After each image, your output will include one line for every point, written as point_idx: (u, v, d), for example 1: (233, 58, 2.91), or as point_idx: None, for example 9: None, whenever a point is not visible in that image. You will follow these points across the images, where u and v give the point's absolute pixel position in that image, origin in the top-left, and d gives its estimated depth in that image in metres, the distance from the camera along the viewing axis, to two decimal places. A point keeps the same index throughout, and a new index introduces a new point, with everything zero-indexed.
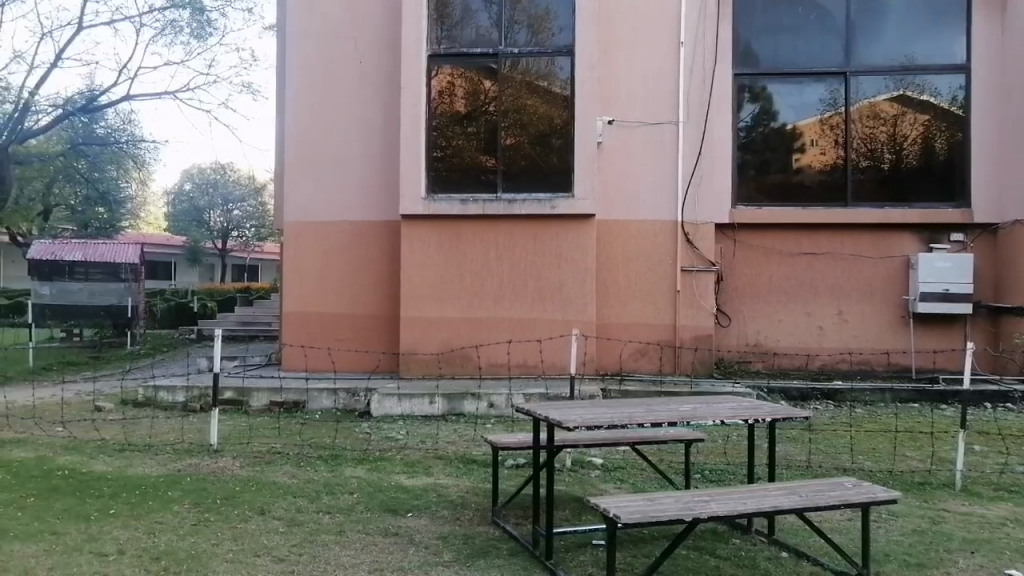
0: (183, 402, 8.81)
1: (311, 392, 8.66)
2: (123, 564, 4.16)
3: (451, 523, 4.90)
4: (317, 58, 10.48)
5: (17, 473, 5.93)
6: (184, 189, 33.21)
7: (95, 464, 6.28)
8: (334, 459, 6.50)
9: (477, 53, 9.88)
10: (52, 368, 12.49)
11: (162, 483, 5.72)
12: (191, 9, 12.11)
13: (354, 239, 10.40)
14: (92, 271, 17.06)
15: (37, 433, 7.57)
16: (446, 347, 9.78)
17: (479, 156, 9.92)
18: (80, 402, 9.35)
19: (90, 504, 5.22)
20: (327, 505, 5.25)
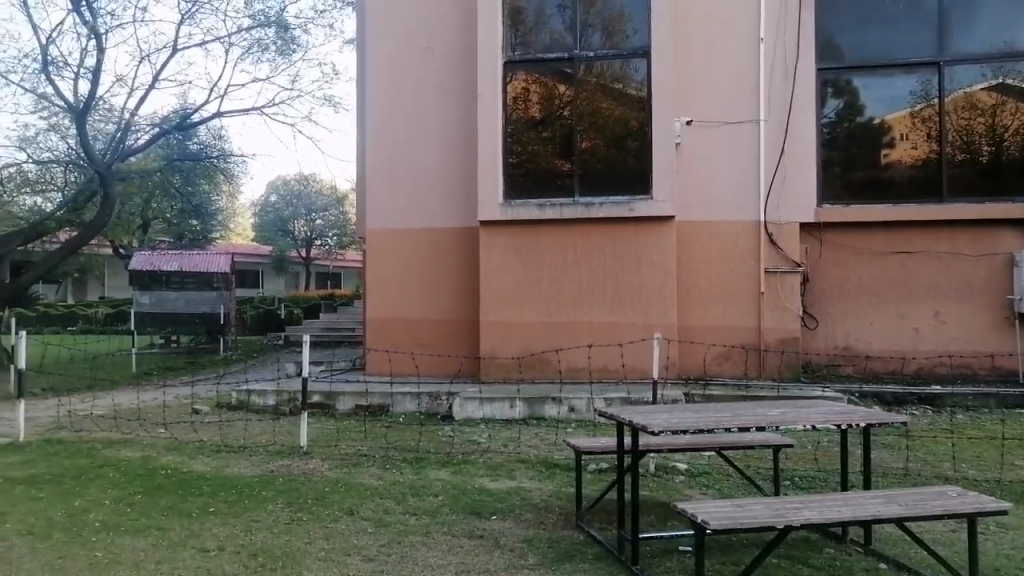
0: (274, 405, 9.13)
1: (395, 395, 8.84)
2: (223, 560, 4.35)
3: (535, 526, 4.92)
4: (395, 69, 10.72)
5: (125, 471, 6.29)
6: (270, 201, 34.54)
7: (195, 464, 6.58)
8: (419, 461, 6.63)
9: (552, 58, 9.91)
10: (153, 373, 13.18)
11: (257, 483, 5.95)
12: (277, 27, 12.58)
13: (434, 246, 10.57)
14: (186, 281, 18.12)
15: (142, 434, 8.00)
16: (526, 350, 9.82)
17: (555, 160, 9.94)
18: (179, 405, 9.82)
19: (191, 501, 5.48)
20: (413, 507, 5.35)
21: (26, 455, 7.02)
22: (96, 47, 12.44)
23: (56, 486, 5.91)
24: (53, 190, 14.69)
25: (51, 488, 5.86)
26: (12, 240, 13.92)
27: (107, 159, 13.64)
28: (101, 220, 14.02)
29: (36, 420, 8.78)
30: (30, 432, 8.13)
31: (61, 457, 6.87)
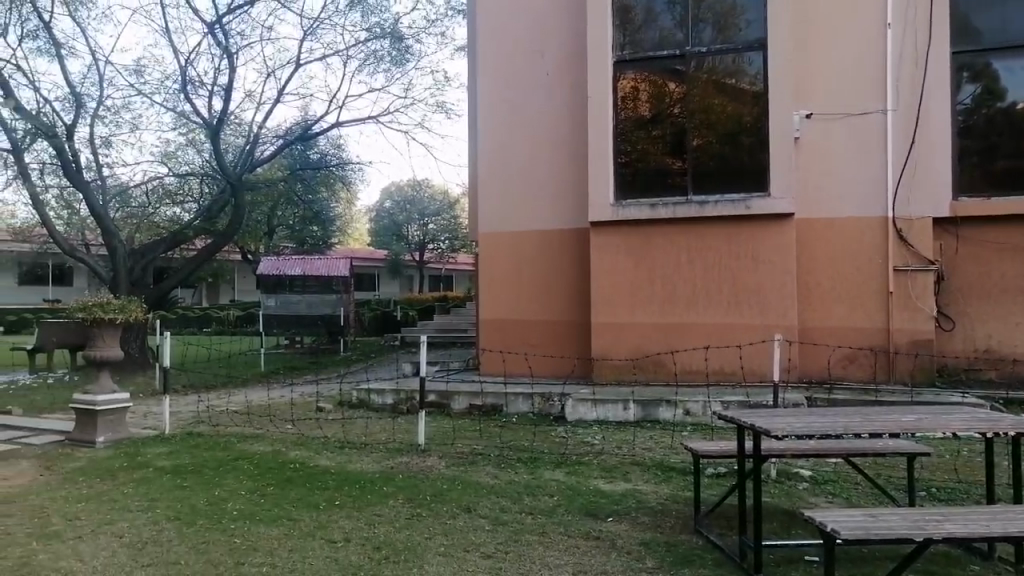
0: (392, 403, 9.44)
1: (508, 396, 8.95)
2: (349, 551, 4.54)
3: (652, 530, 4.85)
4: (505, 74, 10.88)
5: (258, 464, 6.68)
6: (385, 206, 35.66)
7: (320, 459, 6.90)
8: (533, 461, 6.67)
9: (662, 55, 9.77)
10: (280, 371, 13.90)
11: (378, 479, 6.17)
12: (391, 38, 13.00)
13: (546, 247, 10.62)
14: (309, 284, 19.08)
15: (272, 429, 8.45)
16: (639, 352, 9.69)
17: (667, 158, 9.78)
18: (305, 402, 10.33)
19: (318, 494, 5.75)
20: (529, 506, 5.40)
21: (171, 446, 7.58)
22: (228, 67, 13.27)
23: (197, 476, 6.35)
24: (190, 201, 15.74)
25: (193, 478, 6.29)
26: (157, 248, 14.99)
27: (238, 170, 14.53)
28: (233, 229, 14.92)
29: (179, 415, 9.45)
30: (174, 426, 8.76)
31: (201, 449, 7.37)
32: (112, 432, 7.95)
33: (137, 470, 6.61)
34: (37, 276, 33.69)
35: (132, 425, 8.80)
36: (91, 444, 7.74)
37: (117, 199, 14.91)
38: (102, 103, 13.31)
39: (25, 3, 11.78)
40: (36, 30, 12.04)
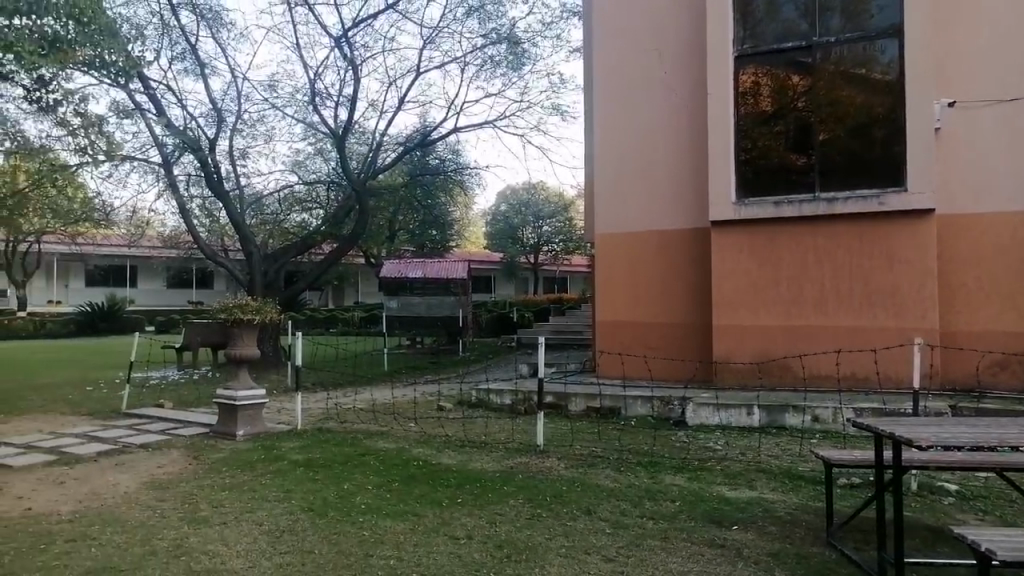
0: (510, 404, 9.55)
1: (627, 399, 8.86)
2: (472, 548, 4.62)
3: (780, 540, 4.66)
4: (622, 73, 10.79)
5: (383, 460, 6.92)
6: (500, 210, 35.97)
7: (442, 457, 7.06)
8: (653, 466, 6.57)
9: (785, 48, 9.39)
10: (402, 371, 14.36)
11: (498, 479, 6.25)
12: (507, 43, 13.16)
13: (664, 247, 10.44)
14: (428, 287, 19.74)
15: (396, 426, 8.74)
16: (763, 355, 9.36)
17: (790, 155, 9.39)
18: (426, 401, 10.61)
19: (441, 491, 5.89)
20: (650, 511, 5.31)
21: (303, 441, 7.97)
22: (353, 78, 13.82)
23: (328, 470, 6.65)
24: (318, 207, 16.53)
25: (324, 472, 6.59)
26: (287, 253, 15.93)
27: (362, 176, 15.09)
28: (358, 234, 15.54)
29: (310, 411, 9.93)
30: (306, 421, 9.22)
31: (330, 444, 7.71)
32: (250, 426, 8.45)
33: (273, 462, 7.00)
34: (183, 280, 36.28)
35: (268, 420, 9.32)
36: (232, 437, 8.27)
37: (252, 208, 15.89)
38: (240, 118, 14.19)
39: (173, 27, 12.73)
40: (183, 52, 12.99)
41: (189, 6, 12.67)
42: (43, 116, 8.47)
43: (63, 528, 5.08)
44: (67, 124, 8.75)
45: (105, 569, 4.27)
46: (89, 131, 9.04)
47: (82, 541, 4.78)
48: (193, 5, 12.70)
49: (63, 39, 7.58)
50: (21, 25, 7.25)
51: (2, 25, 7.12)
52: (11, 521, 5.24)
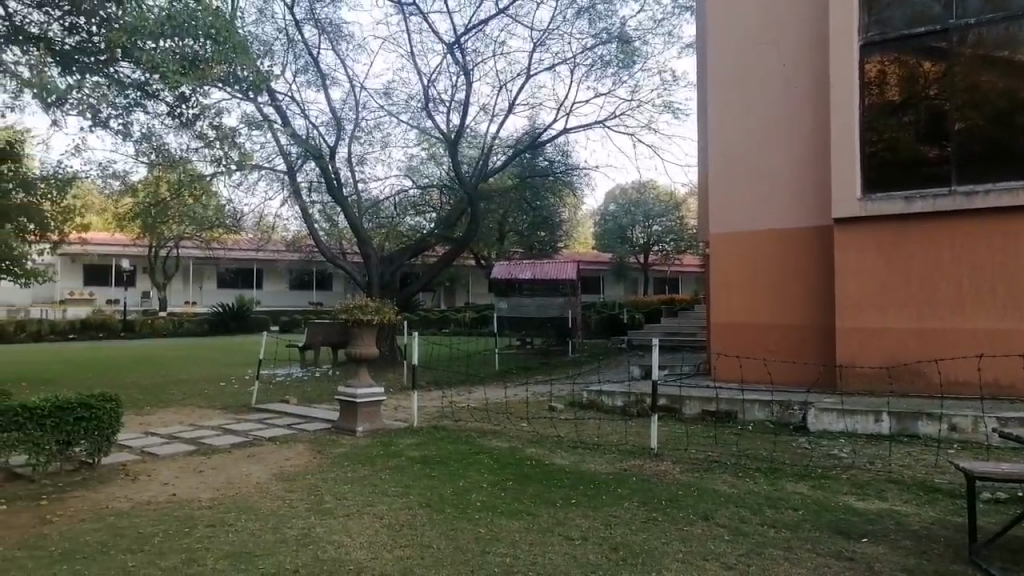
0: (622, 406, 9.48)
1: (744, 403, 8.60)
2: (587, 549, 4.61)
3: (916, 556, 4.39)
4: (738, 68, 10.50)
5: (496, 459, 7.01)
6: (607, 209, 35.16)
7: (555, 458, 7.08)
8: (774, 472, 6.34)
9: (915, 34, 8.85)
10: (513, 371, 14.50)
11: (612, 481, 6.20)
12: (618, 41, 13.04)
13: (783, 246, 10.07)
14: (536, 288, 19.71)
15: (508, 426, 8.84)
16: (893, 360, 8.84)
17: (921, 146, 8.84)
18: (538, 402, 10.67)
19: (555, 492, 5.91)
20: (771, 519, 5.13)
21: (420, 438, 8.18)
22: (465, 83, 14.08)
23: (444, 467, 6.80)
24: (431, 211, 16.97)
25: (440, 469, 6.75)
26: (402, 256, 16.43)
27: (474, 180, 15.36)
28: (470, 236, 15.80)
29: (425, 409, 10.19)
30: (422, 419, 9.47)
31: (446, 442, 7.89)
32: (369, 423, 8.77)
33: (392, 458, 7.22)
34: (304, 281, 38.01)
35: (386, 417, 9.63)
36: (353, 432, 8.61)
37: (370, 212, 16.38)
38: (358, 125, 14.75)
39: (297, 41, 13.38)
40: (307, 65, 13.63)
41: (312, 21, 13.29)
42: (184, 130, 9.10)
43: (204, 513, 5.45)
44: (204, 137, 9.35)
45: (241, 554, 4.54)
46: (224, 142, 9.63)
47: (220, 527, 5.11)
48: (315, 20, 13.31)
49: (201, 58, 8.11)
50: (165, 46, 7.84)
51: (149, 47, 7.73)
52: (158, 505, 5.66)
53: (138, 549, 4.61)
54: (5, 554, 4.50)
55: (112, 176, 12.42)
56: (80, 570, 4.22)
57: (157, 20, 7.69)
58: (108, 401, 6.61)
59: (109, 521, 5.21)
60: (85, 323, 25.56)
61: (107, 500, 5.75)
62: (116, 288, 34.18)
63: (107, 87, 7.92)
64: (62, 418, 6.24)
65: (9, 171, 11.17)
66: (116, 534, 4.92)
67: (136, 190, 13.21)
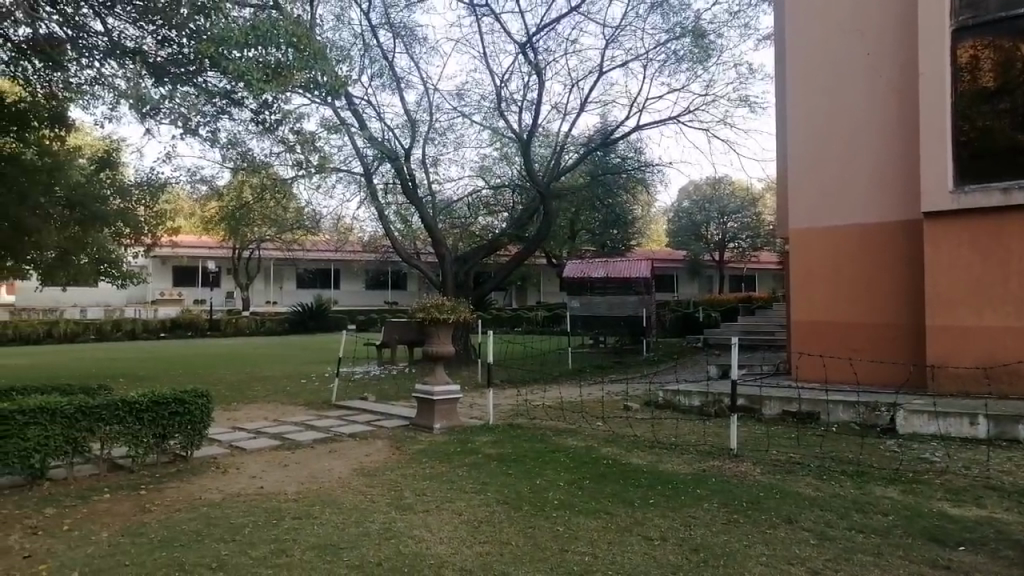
0: (699, 406, 9.34)
1: (827, 404, 8.35)
2: (667, 550, 4.56)
3: (1019, 567, 4.17)
4: (819, 59, 10.20)
5: (573, 458, 7.01)
6: (683, 206, 34.78)
7: (631, 457, 7.03)
8: (860, 476, 6.12)
9: (1012, 15, 8.38)
10: (587, 370, 14.44)
11: (690, 481, 6.12)
12: (693, 35, 12.82)
13: (868, 241, 9.72)
14: (609, 285, 19.45)
15: (584, 425, 8.82)
16: (990, 360, 8.40)
17: (1017, 135, 8.38)
18: (613, 401, 10.60)
19: (633, 491, 5.86)
20: (859, 523, 4.97)
21: (495, 436, 8.25)
22: (537, 82, 14.09)
23: (520, 465, 6.84)
24: (504, 211, 17.08)
25: (516, 466, 6.80)
26: (476, 256, 16.58)
27: (547, 179, 15.37)
28: (542, 234, 15.80)
29: (500, 407, 10.26)
30: (497, 417, 9.53)
31: (521, 440, 7.93)
32: (446, 420, 8.90)
33: (469, 456, 7.30)
34: (380, 281, 38.77)
35: (462, 415, 9.75)
36: (429, 429, 8.75)
37: (443, 213, 16.59)
38: (431, 127, 14.96)
39: (373, 45, 13.68)
40: (382, 69, 13.92)
41: (387, 25, 13.55)
42: (267, 135, 9.41)
43: (290, 506, 5.64)
44: (286, 141, 9.67)
45: (326, 546, 4.68)
46: (304, 147, 9.93)
47: (306, 519, 5.28)
48: (390, 24, 13.56)
49: (283, 65, 8.39)
50: (250, 55, 8.13)
51: (235, 57, 8.04)
52: (248, 497, 5.89)
53: (230, 538, 4.81)
54: (111, 540, 4.78)
55: (200, 181, 12.99)
56: (178, 557, 4.44)
57: (242, 31, 8.00)
58: (200, 397, 6.90)
59: (202, 511, 5.45)
60: (175, 322, 26.75)
61: (200, 491, 6.03)
62: (203, 288, 35.65)
63: (196, 95, 8.27)
64: (159, 412, 6.56)
65: (108, 179, 11.82)
66: (209, 523, 5.14)
67: (222, 194, 13.77)
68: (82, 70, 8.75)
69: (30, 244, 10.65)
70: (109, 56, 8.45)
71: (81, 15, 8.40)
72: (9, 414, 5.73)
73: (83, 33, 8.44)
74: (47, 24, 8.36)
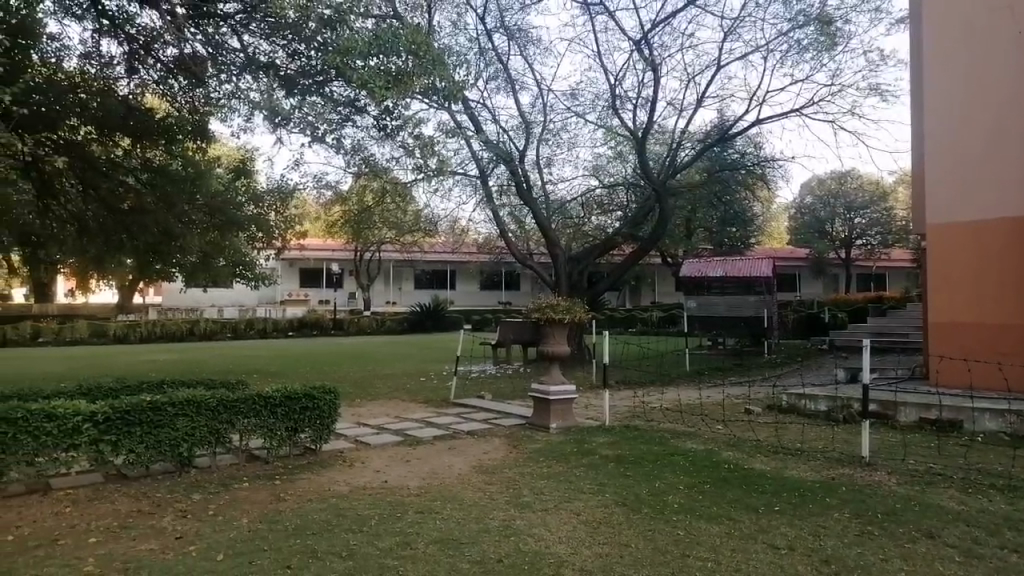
0: (826, 410, 8.93)
1: (971, 411, 7.77)
2: (795, 560, 4.38)
3: None
4: (960, 41, 9.53)
5: (693, 462, 6.85)
6: (806, 202, 33.15)
7: (755, 462, 6.80)
8: (1011, 490, 5.67)
9: None
10: (704, 372, 14.11)
11: (820, 489, 5.86)
12: (817, 22, 12.24)
13: (1017, 236, 8.96)
14: (727, 286, 18.67)
15: (704, 428, 8.62)
16: None
17: None
18: (733, 404, 10.31)
19: (757, 498, 5.67)
20: (1012, 542, 4.59)
21: (612, 437, 8.20)
22: (653, 79, 13.86)
23: (639, 467, 6.76)
24: (617, 210, 16.93)
25: (635, 468, 6.72)
26: (589, 255, 16.52)
27: (662, 177, 15.07)
28: (658, 233, 15.49)
29: (616, 408, 10.16)
30: (613, 418, 9.45)
31: (639, 442, 7.83)
32: (562, 420, 8.92)
33: (586, 456, 7.28)
34: (494, 281, 39.31)
35: (578, 415, 9.75)
36: (546, 429, 8.79)
37: (558, 213, 16.62)
38: (546, 128, 15.02)
39: (488, 49, 13.88)
40: (497, 72, 14.11)
41: (502, 29, 13.73)
42: (388, 141, 9.75)
43: (413, 500, 5.82)
44: (406, 146, 9.97)
45: (448, 540, 4.79)
46: (424, 151, 10.22)
47: (428, 514, 5.42)
48: (505, 28, 13.74)
49: (405, 72, 8.67)
50: (372, 64, 8.41)
51: (359, 66, 8.34)
52: (372, 490, 6.12)
53: (358, 529, 5.01)
54: (251, 525, 5.09)
55: (325, 187, 13.60)
56: (311, 545, 4.66)
57: (366, 41, 8.30)
58: (328, 393, 7.24)
59: (332, 502, 5.72)
60: (303, 322, 28.21)
61: (330, 483, 6.31)
62: (328, 289, 37.33)
63: (323, 104, 8.69)
64: (291, 407, 6.94)
65: (243, 187, 12.60)
66: (338, 514, 5.39)
67: (346, 199, 14.39)
68: (221, 85, 9.35)
69: (176, 248, 11.49)
70: (245, 71, 8.98)
71: (220, 33, 8.99)
72: (160, 406, 6.21)
73: (221, 51, 9.02)
74: (191, 43, 8.99)
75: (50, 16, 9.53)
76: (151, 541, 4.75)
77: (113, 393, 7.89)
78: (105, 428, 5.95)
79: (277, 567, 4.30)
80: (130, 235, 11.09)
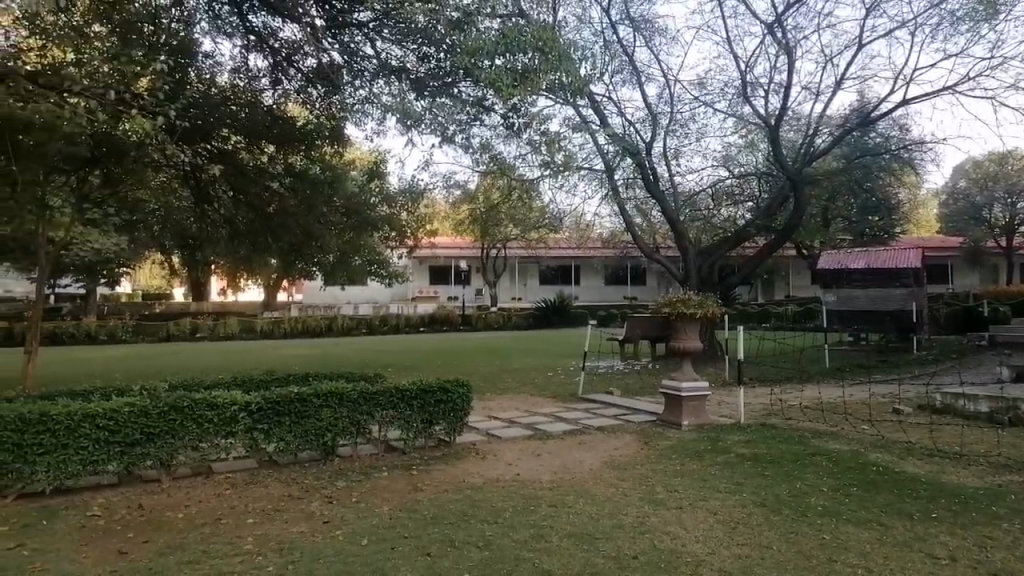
0: (987, 412, 8.23)
1: None
2: (957, 571, 4.07)
3: None
4: None
5: (836, 463, 6.50)
6: (959, 186, 30.60)
7: (906, 465, 6.36)
8: None
9: None
10: (847, 369, 13.36)
11: (984, 495, 5.42)
12: None
13: None
14: (868, 277, 18.13)
15: (848, 427, 8.17)
16: None
17: None
18: (880, 403, 9.70)
19: (911, 504, 5.29)
20: None
21: (748, 435, 7.91)
22: (787, 62, 13.25)
23: (778, 467, 6.49)
24: (748, 201, 16.29)
25: (773, 468, 6.45)
26: (719, 249, 15.98)
27: (798, 165, 14.37)
28: (793, 225, 14.79)
29: (750, 406, 9.80)
30: (748, 416, 9.11)
31: (777, 441, 7.52)
32: (694, 418, 8.70)
33: (720, 455, 7.07)
34: (619, 276, 38.91)
35: (711, 413, 9.48)
36: (677, 426, 8.61)
37: (686, 206, 16.20)
38: (673, 119, 14.68)
39: (613, 41, 13.73)
40: (622, 65, 13.96)
41: (627, 20, 13.54)
42: (514, 138, 9.82)
43: (546, 494, 5.84)
44: (532, 143, 10.01)
45: (582, 535, 4.78)
46: (550, 147, 10.23)
47: (561, 508, 5.43)
48: (630, 19, 13.54)
49: (531, 69, 8.72)
50: (499, 63, 8.52)
51: (487, 66, 8.46)
52: (505, 483, 6.20)
53: (493, 520, 5.10)
54: (392, 513, 5.28)
55: (454, 186, 13.95)
56: (448, 534, 4.79)
57: (494, 40, 8.41)
58: (461, 387, 7.37)
59: (466, 493, 5.84)
60: (433, 318, 29.07)
61: (464, 475, 6.46)
62: (456, 286, 38.19)
63: (452, 105, 8.89)
64: (426, 399, 7.14)
65: (377, 188, 13.12)
66: (473, 505, 5.50)
67: (474, 197, 14.69)
68: (355, 92, 9.72)
69: (316, 248, 12.12)
70: (378, 75, 9.30)
71: (355, 41, 9.35)
72: (306, 397, 6.57)
73: (356, 58, 9.38)
74: (329, 53, 9.42)
75: (206, 35, 10.23)
76: (301, 525, 5.03)
77: (263, 385, 8.41)
78: (258, 418, 6.37)
79: (418, 553, 4.44)
80: (276, 237, 11.82)
